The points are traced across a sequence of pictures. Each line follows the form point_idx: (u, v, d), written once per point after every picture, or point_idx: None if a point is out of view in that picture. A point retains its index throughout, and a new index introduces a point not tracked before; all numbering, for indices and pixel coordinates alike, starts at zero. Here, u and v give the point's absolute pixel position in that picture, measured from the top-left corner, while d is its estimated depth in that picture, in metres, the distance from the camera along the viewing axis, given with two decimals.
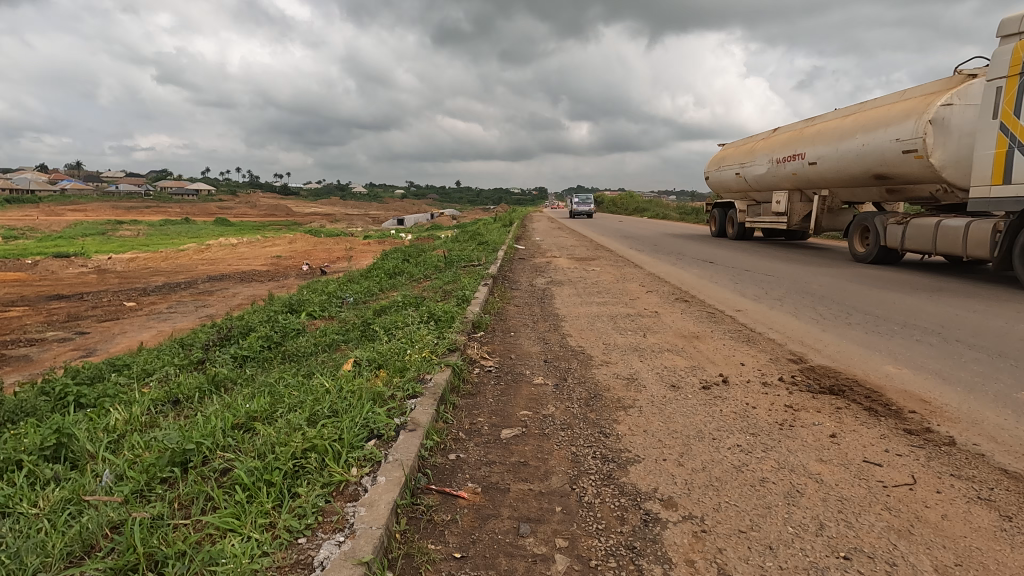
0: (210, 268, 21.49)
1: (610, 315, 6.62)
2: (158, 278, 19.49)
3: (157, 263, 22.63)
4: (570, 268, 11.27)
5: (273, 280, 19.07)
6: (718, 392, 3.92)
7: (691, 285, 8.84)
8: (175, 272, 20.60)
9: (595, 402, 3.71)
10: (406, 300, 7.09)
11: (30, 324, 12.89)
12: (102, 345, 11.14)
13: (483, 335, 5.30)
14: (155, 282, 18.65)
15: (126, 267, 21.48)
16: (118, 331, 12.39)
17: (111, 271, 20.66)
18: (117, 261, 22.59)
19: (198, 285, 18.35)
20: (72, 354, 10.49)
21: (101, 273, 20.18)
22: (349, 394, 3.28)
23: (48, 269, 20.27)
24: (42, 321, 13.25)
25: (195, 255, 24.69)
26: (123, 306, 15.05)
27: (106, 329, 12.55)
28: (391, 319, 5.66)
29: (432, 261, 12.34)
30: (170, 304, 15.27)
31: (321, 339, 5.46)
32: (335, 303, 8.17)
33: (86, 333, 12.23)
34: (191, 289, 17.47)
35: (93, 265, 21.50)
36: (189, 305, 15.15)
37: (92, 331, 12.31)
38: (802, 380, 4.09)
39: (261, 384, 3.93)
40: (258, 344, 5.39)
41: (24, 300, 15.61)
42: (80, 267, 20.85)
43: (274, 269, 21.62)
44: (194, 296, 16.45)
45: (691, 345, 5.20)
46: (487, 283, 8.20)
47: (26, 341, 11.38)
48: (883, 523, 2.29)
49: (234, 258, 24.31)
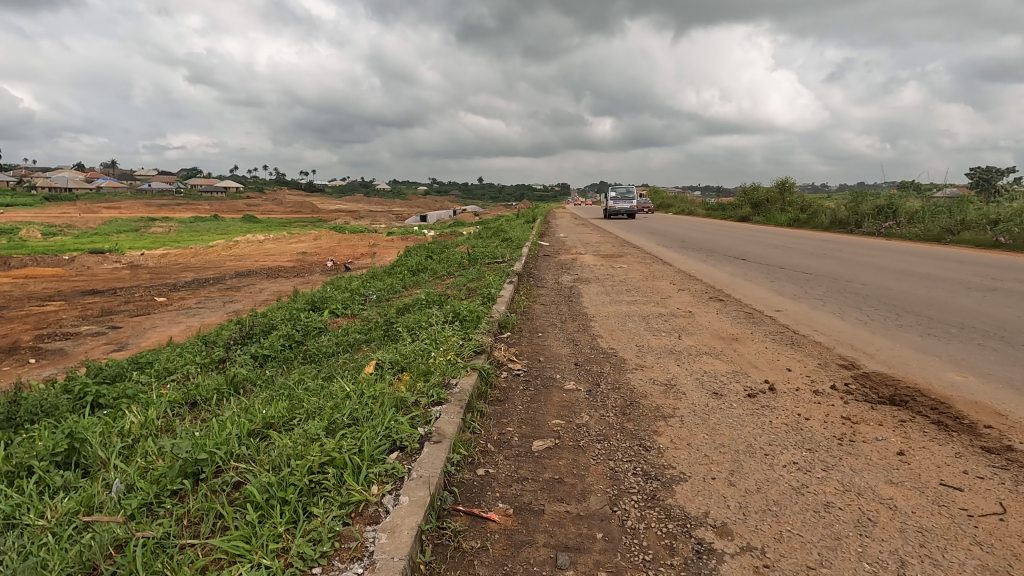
0: (238, 265, 21.79)
1: (642, 315, 6.35)
2: (187, 274, 19.80)
3: (187, 259, 23.06)
4: (596, 266, 10.98)
5: (299, 275, 19.25)
6: (765, 400, 3.63)
7: (725, 283, 8.44)
8: (204, 268, 20.93)
9: (632, 410, 3.45)
10: (430, 299, 6.91)
11: (65, 318, 13.11)
12: (133, 340, 11.25)
13: (509, 336, 5.06)
14: (184, 277, 18.96)
15: (158, 263, 21.90)
16: (149, 326, 12.56)
17: (143, 266, 21.09)
18: (148, 257, 23.05)
19: (226, 280, 18.61)
20: (105, 348, 10.66)
21: (134, 268, 20.61)
22: (370, 401, 3.08)
23: (84, 266, 20.71)
24: (77, 315, 13.54)
25: (223, 252, 25.09)
26: (154, 301, 15.29)
27: (137, 323, 12.73)
28: (415, 318, 5.47)
29: (455, 258, 12.20)
30: (198, 300, 15.42)
31: (342, 339, 5.31)
32: (358, 301, 8.05)
33: (118, 328, 12.37)
34: (219, 285, 17.71)
35: (127, 261, 22.00)
36: (217, 301, 15.27)
37: (123, 326, 12.49)
38: (857, 389, 3.77)
39: (280, 387, 3.77)
40: (279, 343, 5.28)
41: (60, 295, 15.93)
42: (113, 263, 21.35)
43: (299, 264, 21.84)
44: (222, 291, 16.68)
45: (729, 348, 4.89)
46: (512, 281, 7.97)
47: (61, 335, 11.56)
48: (975, 562, 1.99)
49: (260, 254, 24.64)
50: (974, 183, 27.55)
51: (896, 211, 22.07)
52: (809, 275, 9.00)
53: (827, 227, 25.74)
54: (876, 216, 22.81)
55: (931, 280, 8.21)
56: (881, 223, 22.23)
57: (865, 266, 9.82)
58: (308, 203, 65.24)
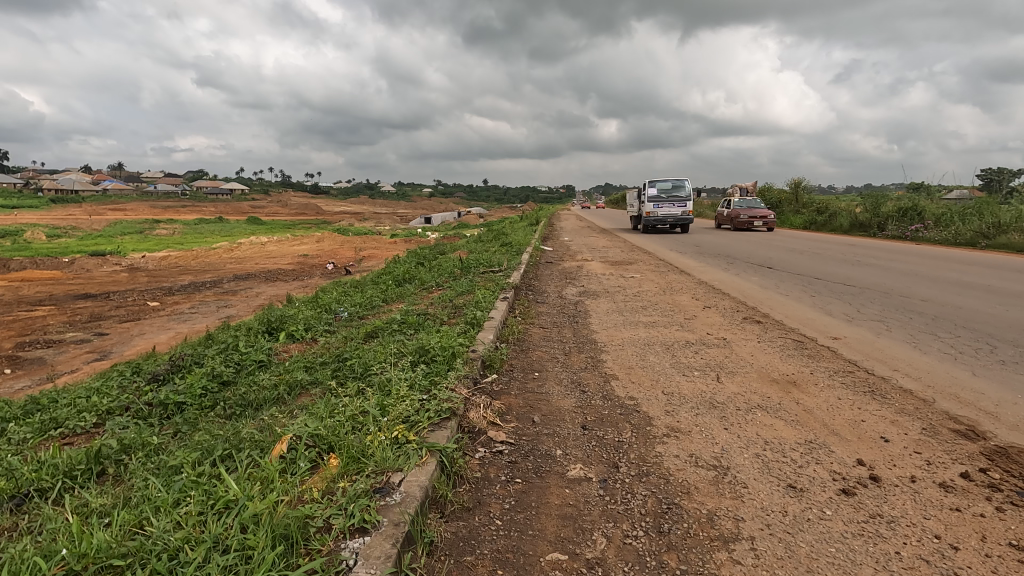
0: (238, 267, 20.71)
1: (664, 343, 5.11)
2: (186, 277, 18.73)
3: (189, 262, 21.97)
4: (606, 275, 9.78)
5: (297, 279, 18.15)
6: (873, 505, 2.38)
7: (759, 298, 7.18)
8: (205, 271, 19.84)
9: (674, 527, 2.22)
10: (405, 322, 5.72)
11: (52, 324, 12.01)
12: (117, 348, 10.12)
13: (494, 380, 3.85)
14: (182, 281, 17.86)
15: (158, 266, 20.85)
16: (137, 332, 11.44)
17: (143, 270, 19.92)
18: (150, 259, 22.00)
19: (224, 283, 17.53)
20: (87, 357, 9.56)
21: (134, 271, 19.56)
22: (243, 534, 1.89)
23: (83, 268, 19.76)
24: (65, 320, 12.45)
25: (225, 254, 24.00)
26: (146, 305, 14.18)
27: (125, 329, 11.61)
28: (374, 352, 4.29)
29: (448, 265, 11.02)
30: (193, 305, 14.29)
31: (280, 382, 4.15)
32: (325, 318, 6.87)
33: (104, 334, 11.25)
34: (216, 288, 16.62)
35: (127, 263, 20.98)
36: (211, 306, 14.15)
37: (110, 332, 11.38)
38: (1004, 484, 2.52)
39: (146, 477, 2.60)
40: (199, 386, 4.12)
41: (51, 299, 14.86)
42: (114, 266, 20.33)
43: (300, 267, 20.78)
44: (218, 295, 15.55)
45: (790, 400, 3.64)
46: (507, 296, 6.78)
47: (44, 343, 10.46)
48: None
49: (261, 256, 23.60)
50: (991, 183, 26.22)
51: (922, 213, 20.66)
52: (853, 288, 7.72)
53: (847, 230, 24.29)
54: (900, 218, 21.42)
55: (1004, 296, 6.93)
56: (907, 226, 20.81)
57: (913, 276, 8.54)
58: (312, 203, 64.37)
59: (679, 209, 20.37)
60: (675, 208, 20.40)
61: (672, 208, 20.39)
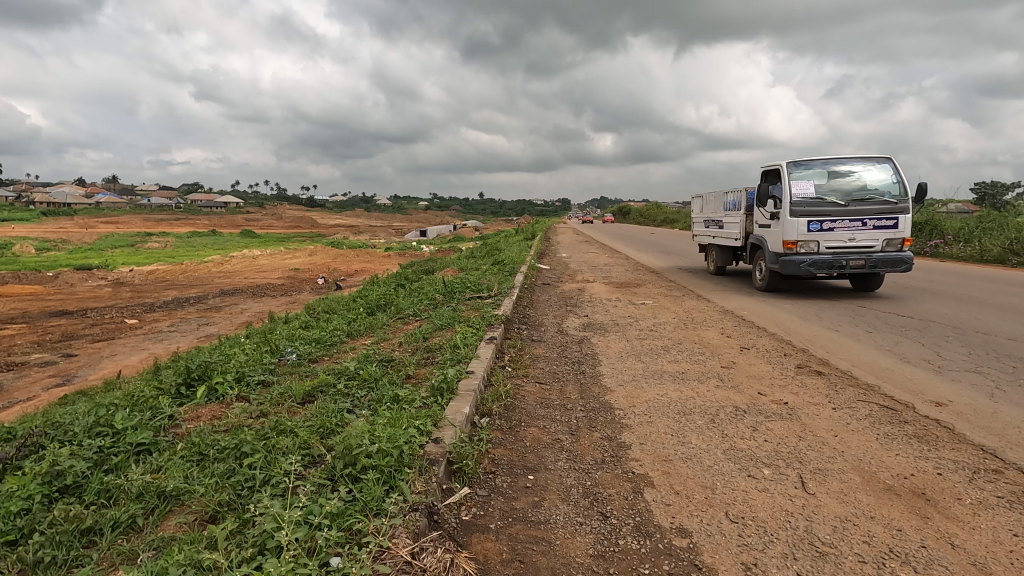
0: (227, 282, 19.30)
1: (706, 411, 3.72)
2: (171, 292, 17.29)
3: (177, 275, 20.53)
4: (611, 301, 8.42)
5: (286, 295, 16.75)
6: None
7: (809, 337, 5.75)
8: (192, 285, 18.42)
9: None
10: (356, 378, 4.29)
11: (17, 344, 10.57)
12: (82, 372, 8.66)
13: (461, 504, 2.45)
14: (167, 296, 16.36)
15: (144, 280, 19.39)
16: (108, 353, 9.99)
17: (127, 284, 18.44)
18: (137, 273, 20.52)
19: (209, 299, 16.05)
20: (48, 381, 8.12)
21: (118, 286, 18.13)
22: None
23: (67, 283, 18.34)
24: (33, 340, 10.98)
25: (216, 268, 22.56)
26: (123, 323, 12.69)
27: (95, 350, 10.16)
28: (286, 445, 2.87)
29: (431, 288, 9.62)
30: (173, 322, 12.85)
31: (145, 490, 2.75)
32: (267, 363, 5.39)
33: (71, 356, 9.78)
34: (200, 305, 15.15)
35: (113, 278, 19.53)
36: (192, 323, 12.72)
37: (80, 353, 9.92)
38: None
39: None
40: (20, 499, 2.70)
41: (22, 316, 13.38)
42: (99, 280, 18.90)
43: (290, 282, 19.42)
44: (200, 312, 14.10)
45: (937, 539, 2.26)
46: (495, 337, 5.33)
47: (2, 366, 8.99)
48: None
49: (251, 270, 22.18)
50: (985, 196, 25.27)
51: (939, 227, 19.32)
52: (915, 322, 6.35)
53: None
54: (915, 233, 20.10)
55: None
56: (924, 241, 19.43)
57: (975, 305, 7.21)
58: (307, 217, 63.53)
59: (873, 232, 8.16)
60: (864, 230, 8.17)
61: (848, 232, 8.24)
